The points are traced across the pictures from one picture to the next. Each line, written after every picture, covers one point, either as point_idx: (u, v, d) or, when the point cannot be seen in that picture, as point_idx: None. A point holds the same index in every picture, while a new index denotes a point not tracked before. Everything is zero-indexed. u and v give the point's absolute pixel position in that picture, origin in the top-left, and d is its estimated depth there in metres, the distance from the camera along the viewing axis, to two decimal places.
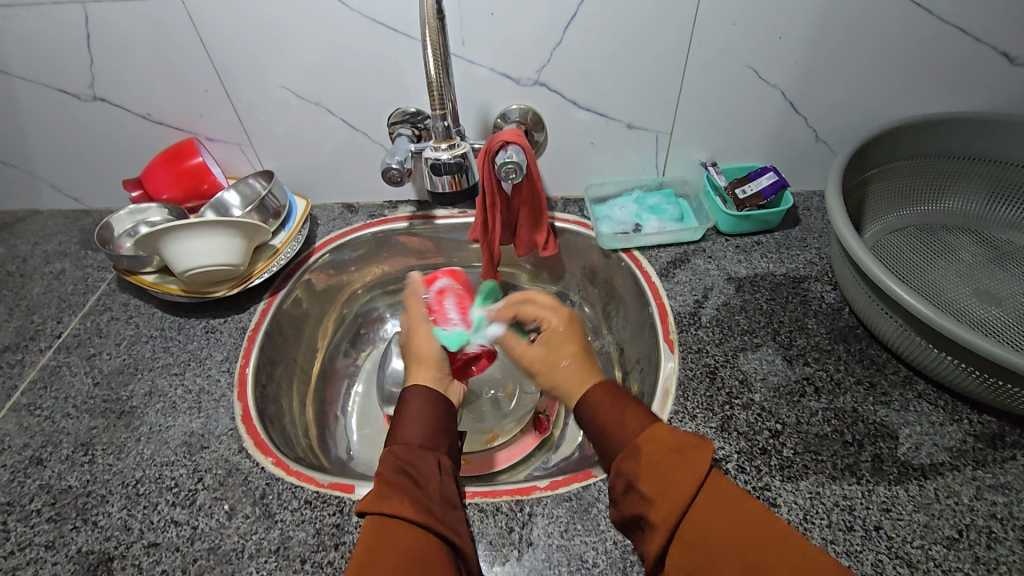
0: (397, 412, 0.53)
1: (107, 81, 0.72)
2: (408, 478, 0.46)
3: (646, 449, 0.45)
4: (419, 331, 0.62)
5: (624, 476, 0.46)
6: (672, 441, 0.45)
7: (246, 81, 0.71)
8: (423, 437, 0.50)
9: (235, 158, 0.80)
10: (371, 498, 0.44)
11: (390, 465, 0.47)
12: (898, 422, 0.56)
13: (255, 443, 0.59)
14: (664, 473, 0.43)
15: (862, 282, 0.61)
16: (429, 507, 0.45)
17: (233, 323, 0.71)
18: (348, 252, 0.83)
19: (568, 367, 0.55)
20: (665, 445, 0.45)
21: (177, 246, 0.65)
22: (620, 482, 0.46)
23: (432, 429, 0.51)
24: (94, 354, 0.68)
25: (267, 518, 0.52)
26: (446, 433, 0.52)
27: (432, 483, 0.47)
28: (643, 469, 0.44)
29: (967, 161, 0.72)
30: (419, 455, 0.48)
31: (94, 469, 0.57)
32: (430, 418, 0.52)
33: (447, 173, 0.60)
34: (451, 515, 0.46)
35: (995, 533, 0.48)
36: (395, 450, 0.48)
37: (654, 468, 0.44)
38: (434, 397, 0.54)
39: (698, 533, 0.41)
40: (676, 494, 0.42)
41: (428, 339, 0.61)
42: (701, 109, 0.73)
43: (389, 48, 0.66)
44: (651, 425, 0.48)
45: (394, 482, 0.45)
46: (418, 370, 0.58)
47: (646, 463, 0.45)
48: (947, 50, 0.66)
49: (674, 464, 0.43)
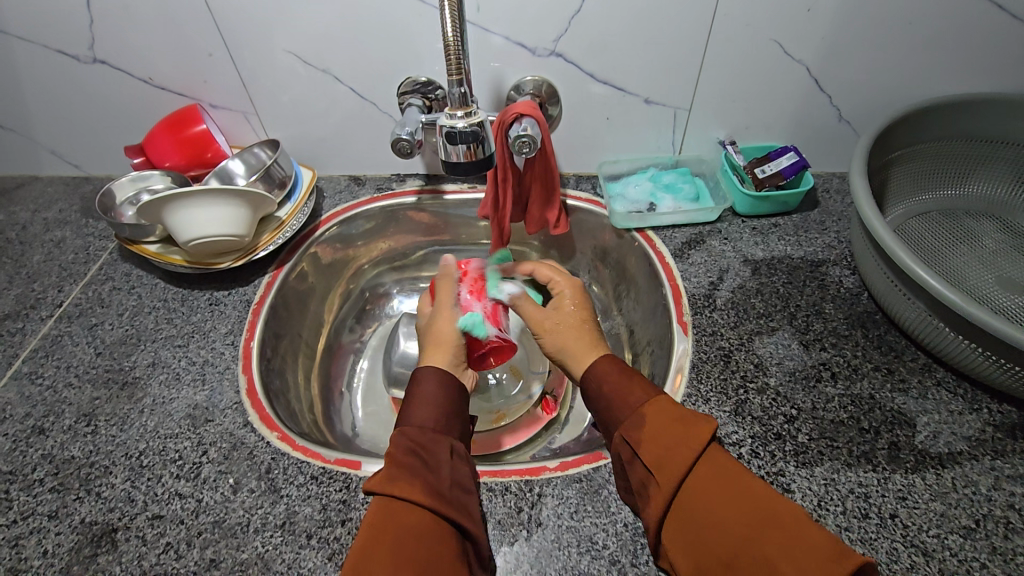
0: (408, 395, 0.53)
1: (107, 42, 0.69)
2: (418, 460, 0.46)
3: (650, 415, 0.46)
4: (443, 312, 0.62)
5: (630, 443, 0.46)
6: (674, 414, 0.46)
7: (252, 45, 0.68)
8: (435, 420, 0.50)
9: (240, 126, 0.78)
10: (380, 479, 0.43)
11: (400, 446, 0.47)
12: (915, 410, 0.55)
13: (260, 417, 0.58)
14: (667, 443, 0.44)
15: (885, 267, 0.59)
16: (440, 490, 0.44)
17: (237, 297, 0.69)
18: (355, 226, 0.81)
19: (580, 333, 0.58)
20: (667, 416, 0.46)
21: (179, 216, 0.63)
22: (623, 450, 0.46)
23: (444, 412, 0.51)
24: (96, 324, 0.67)
25: (273, 493, 0.52)
26: (457, 417, 0.52)
27: (443, 466, 0.46)
28: (648, 433, 0.45)
29: (996, 144, 0.69)
30: (431, 439, 0.48)
31: (96, 440, 0.56)
32: (442, 401, 0.52)
33: (463, 143, 0.58)
34: (463, 499, 0.46)
35: (1013, 524, 0.47)
36: (407, 432, 0.48)
37: (657, 433, 0.45)
38: (447, 381, 0.54)
39: (690, 512, 0.41)
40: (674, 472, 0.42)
41: (449, 323, 0.61)
42: (722, 85, 0.70)
43: (401, 12, 0.64)
44: (656, 396, 0.48)
45: (404, 464, 0.45)
46: (434, 353, 0.58)
47: (649, 432, 0.45)
48: (981, 26, 0.63)
49: (675, 439, 0.44)
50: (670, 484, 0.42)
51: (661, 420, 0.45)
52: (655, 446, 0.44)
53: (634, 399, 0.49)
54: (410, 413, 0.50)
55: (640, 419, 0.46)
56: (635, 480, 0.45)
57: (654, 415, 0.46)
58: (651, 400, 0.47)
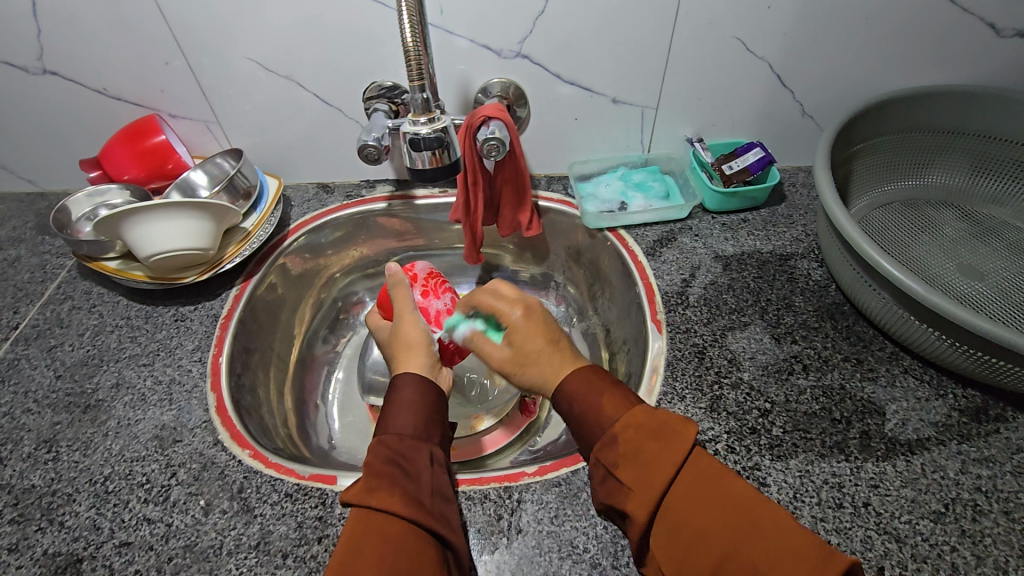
0: (387, 401, 0.52)
1: (57, 53, 0.67)
2: (399, 469, 0.45)
3: (623, 437, 0.43)
4: (405, 317, 0.60)
5: (604, 464, 0.44)
6: (649, 425, 0.43)
7: (211, 53, 0.66)
8: (415, 426, 0.49)
9: (201, 136, 0.76)
10: (358, 489, 0.42)
11: (380, 455, 0.46)
12: (884, 398, 0.56)
13: (231, 435, 0.56)
14: (643, 460, 0.42)
15: (851, 259, 0.60)
16: (419, 500, 0.44)
17: (204, 311, 0.67)
18: (325, 234, 0.79)
19: (544, 357, 0.52)
20: (642, 431, 0.43)
21: (137, 232, 0.61)
22: (598, 473, 0.45)
23: (423, 418, 0.50)
24: (55, 345, 0.65)
25: (246, 513, 0.50)
26: (437, 422, 0.51)
27: (423, 474, 0.46)
28: (621, 457, 0.43)
29: (950, 135, 0.71)
30: (411, 447, 0.47)
31: (58, 467, 0.54)
32: (421, 407, 0.51)
33: (428, 149, 0.58)
34: (441, 508, 0.45)
35: (980, 506, 0.48)
36: (386, 440, 0.47)
37: (630, 457, 0.42)
38: (425, 386, 0.53)
39: (675, 522, 0.40)
40: (650, 488, 0.40)
41: (414, 324, 0.60)
42: (687, 84, 0.71)
43: (363, 17, 0.63)
44: (635, 406, 0.45)
45: (383, 473, 0.44)
46: (407, 358, 0.56)
47: (624, 451, 0.43)
48: (934, 21, 0.65)
49: (653, 450, 0.42)
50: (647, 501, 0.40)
51: (634, 443, 0.43)
52: (636, 461, 0.42)
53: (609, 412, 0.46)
54: (389, 421, 0.49)
55: (611, 444, 0.44)
56: (607, 499, 0.44)
57: (627, 437, 0.43)
58: (625, 413, 0.45)
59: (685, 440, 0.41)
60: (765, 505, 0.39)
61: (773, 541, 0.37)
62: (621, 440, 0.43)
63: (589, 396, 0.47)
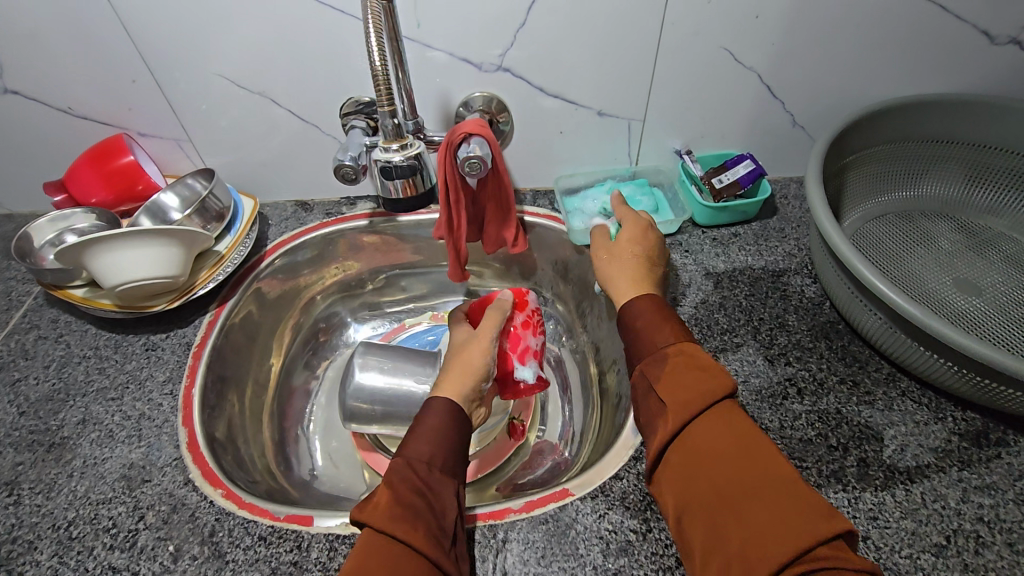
0: (414, 425, 0.50)
1: (17, 71, 0.64)
2: (425, 503, 0.44)
3: (673, 358, 0.50)
4: (479, 342, 0.60)
5: (647, 377, 0.51)
6: (698, 360, 0.49)
7: (180, 70, 0.64)
8: (446, 460, 0.48)
9: (173, 155, 0.73)
10: (386, 516, 0.41)
11: (408, 483, 0.45)
12: (882, 423, 0.54)
13: (203, 473, 0.54)
14: (687, 377, 0.48)
15: (845, 277, 0.58)
16: (443, 540, 0.42)
17: (176, 339, 0.65)
18: (303, 254, 0.77)
19: (635, 266, 0.61)
20: (693, 362, 0.49)
21: (101, 261, 0.58)
22: (642, 383, 0.51)
23: (454, 454, 0.49)
24: (19, 379, 0.62)
25: (217, 559, 0.48)
26: (464, 458, 0.50)
27: (447, 513, 0.45)
28: (666, 372, 0.50)
29: (944, 144, 0.70)
30: (439, 481, 0.46)
31: (19, 512, 0.51)
32: (452, 439, 0.49)
33: (400, 177, 0.57)
34: (458, 553, 0.44)
35: (983, 538, 0.46)
36: (415, 467, 0.46)
37: (676, 372, 0.49)
38: (459, 419, 0.51)
39: (688, 448, 0.45)
40: (687, 404, 0.46)
41: (482, 353, 0.58)
42: (675, 96, 0.69)
43: (337, 31, 0.60)
44: (685, 341, 0.52)
45: (410, 502, 0.43)
46: (455, 380, 0.55)
47: (671, 369, 0.50)
48: (927, 29, 0.63)
49: (696, 377, 0.48)
50: (679, 413, 0.46)
51: (679, 365, 0.50)
52: (682, 374, 0.49)
53: (664, 337, 0.53)
54: (416, 447, 0.48)
55: (660, 360, 0.51)
56: (648, 412, 0.50)
57: (676, 358, 0.50)
58: (678, 344, 0.52)
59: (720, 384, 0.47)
60: (775, 456, 0.43)
61: (775, 482, 0.41)
62: (672, 359, 0.50)
63: (653, 314, 0.55)
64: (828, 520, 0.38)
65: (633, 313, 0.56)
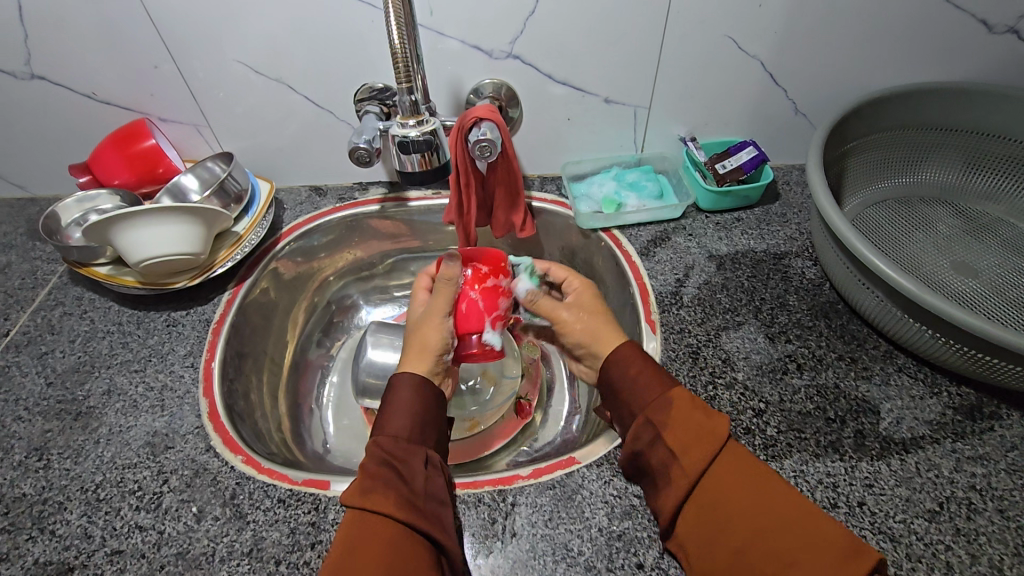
0: (384, 402, 0.52)
1: (45, 58, 0.66)
2: (391, 471, 0.46)
3: (675, 405, 0.49)
4: (432, 319, 0.56)
5: (652, 426, 0.49)
6: (697, 402, 0.49)
7: (201, 57, 0.66)
8: (411, 430, 0.50)
9: (192, 140, 0.76)
10: (352, 490, 0.44)
11: (374, 457, 0.47)
12: (879, 397, 0.56)
13: (223, 441, 0.56)
14: (693, 426, 0.47)
15: (845, 257, 0.60)
16: (413, 501, 0.45)
17: (196, 316, 0.67)
18: (317, 238, 0.79)
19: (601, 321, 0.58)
20: (694, 405, 0.49)
21: (128, 236, 0.60)
22: (645, 432, 0.49)
23: (419, 422, 0.51)
24: (46, 352, 0.64)
25: (239, 519, 0.50)
26: (433, 424, 0.51)
27: (417, 477, 0.47)
28: (672, 423, 0.48)
29: (942, 132, 0.71)
30: (406, 450, 0.48)
31: (49, 475, 0.54)
32: (415, 408, 0.51)
33: (417, 152, 0.60)
34: (436, 509, 0.46)
35: (975, 505, 0.48)
36: (381, 443, 0.48)
37: (681, 422, 0.48)
38: (425, 390, 0.52)
39: (707, 500, 0.45)
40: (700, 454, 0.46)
41: (439, 332, 0.56)
42: (680, 84, 0.71)
43: (353, 18, 0.63)
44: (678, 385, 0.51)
45: (378, 476, 0.45)
46: (416, 363, 0.55)
47: (675, 416, 0.48)
48: (927, 17, 0.64)
49: (698, 422, 0.47)
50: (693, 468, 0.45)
51: (682, 410, 0.49)
52: (684, 428, 0.47)
53: (659, 384, 0.51)
54: (385, 423, 0.50)
55: (663, 407, 0.49)
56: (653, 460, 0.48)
57: (679, 406, 0.49)
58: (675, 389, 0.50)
59: (719, 433, 0.46)
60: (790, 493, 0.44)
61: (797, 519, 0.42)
62: (674, 406, 0.49)
63: (636, 364, 0.53)
64: (855, 555, 0.40)
65: (622, 365, 0.53)
